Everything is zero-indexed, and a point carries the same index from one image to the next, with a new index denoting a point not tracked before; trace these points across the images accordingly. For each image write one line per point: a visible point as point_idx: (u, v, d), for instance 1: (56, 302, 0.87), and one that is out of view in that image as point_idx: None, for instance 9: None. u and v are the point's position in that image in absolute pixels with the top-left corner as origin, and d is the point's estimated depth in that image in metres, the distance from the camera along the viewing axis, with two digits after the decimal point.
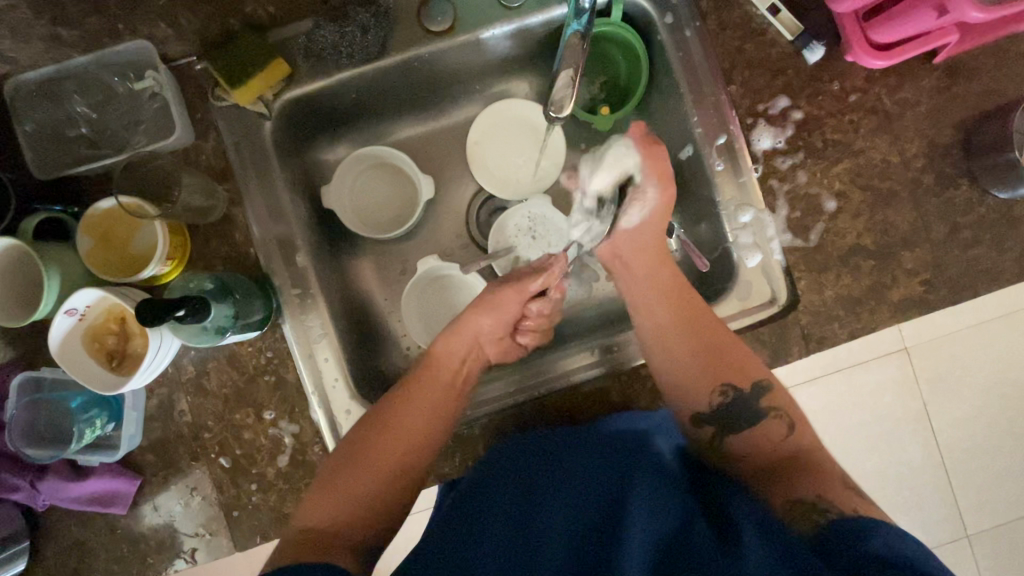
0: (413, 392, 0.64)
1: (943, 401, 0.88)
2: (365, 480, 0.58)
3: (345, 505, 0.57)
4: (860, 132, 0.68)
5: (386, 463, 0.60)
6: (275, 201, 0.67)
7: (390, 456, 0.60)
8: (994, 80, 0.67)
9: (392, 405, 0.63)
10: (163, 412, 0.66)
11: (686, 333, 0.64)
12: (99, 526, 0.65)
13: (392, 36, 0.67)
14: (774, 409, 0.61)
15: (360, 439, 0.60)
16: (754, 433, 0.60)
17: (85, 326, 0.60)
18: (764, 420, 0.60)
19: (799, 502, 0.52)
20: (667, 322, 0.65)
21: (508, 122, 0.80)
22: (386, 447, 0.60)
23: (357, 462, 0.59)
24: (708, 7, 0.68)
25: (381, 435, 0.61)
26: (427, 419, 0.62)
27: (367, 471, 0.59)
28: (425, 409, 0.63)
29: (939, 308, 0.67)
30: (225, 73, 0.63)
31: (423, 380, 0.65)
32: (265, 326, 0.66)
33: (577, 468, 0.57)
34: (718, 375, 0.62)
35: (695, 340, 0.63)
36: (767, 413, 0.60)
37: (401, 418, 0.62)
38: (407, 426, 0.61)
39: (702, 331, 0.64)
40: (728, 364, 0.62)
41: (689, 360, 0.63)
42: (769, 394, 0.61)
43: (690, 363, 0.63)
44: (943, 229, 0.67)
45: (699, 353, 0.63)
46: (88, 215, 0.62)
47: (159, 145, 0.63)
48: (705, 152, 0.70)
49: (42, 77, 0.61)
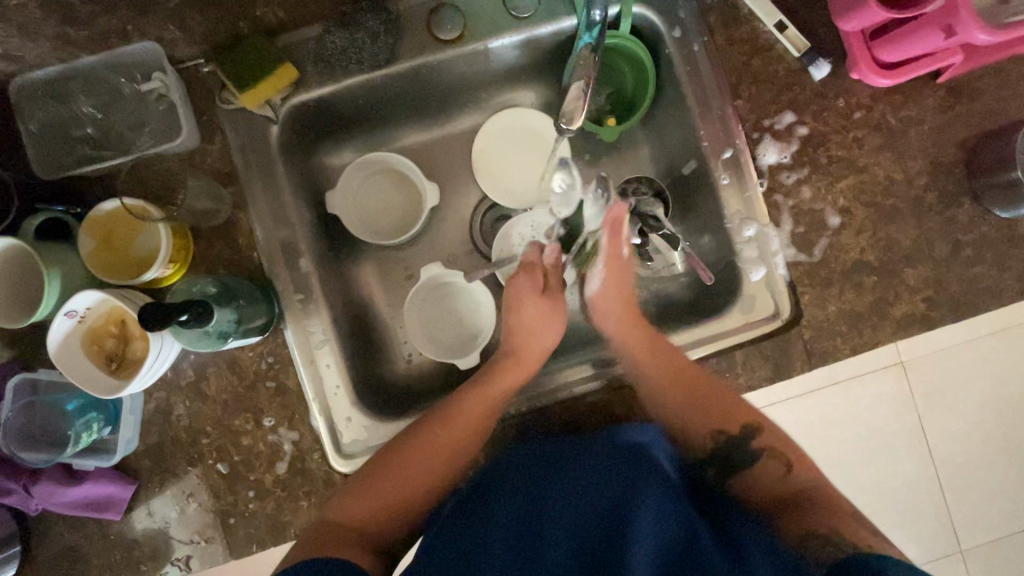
0: (449, 409, 0.64)
1: (939, 416, 0.88)
2: (390, 490, 0.59)
3: (368, 511, 0.57)
4: (865, 149, 0.68)
5: (398, 475, 0.60)
6: (280, 205, 0.67)
7: (418, 468, 0.60)
8: (996, 100, 0.68)
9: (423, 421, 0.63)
10: (160, 417, 0.65)
11: (682, 387, 0.64)
12: (92, 532, 0.64)
13: (401, 43, 0.67)
14: (766, 451, 0.62)
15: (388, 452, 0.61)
16: (755, 472, 0.61)
17: (85, 329, 0.59)
18: (757, 462, 0.62)
19: (811, 534, 0.52)
20: (659, 365, 0.66)
21: (515, 131, 0.80)
22: (412, 460, 0.60)
23: (383, 474, 0.59)
24: (716, 21, 0.69)
25: (408, 449, 0.61)
26: (458, 436, 0.62)
27: (393, 482, 0.59)
28: (453, 426, 0.62)
29: (940, 325, 0.67)
30: (233, 77, 0.62)
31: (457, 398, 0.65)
32: (267, 331, 0.65)
33: (581, 477, 0.56)
34: (714, 423, 0.63)
35: (693, 396, 0.64)
36: (761, 455, 0.62)
37: (436, 433, 0.62)
38: (438, 444, 0.61)
39: (694, 383, 0.64)
40: (720, 413, 0.63)
41: (684, 407, 0.64)
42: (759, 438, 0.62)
43: (684, 408, 0.64)
44: (945, 246, 0.68)
45: (697, 406, 0.64)
46: (91, 216, 0.61)
47: (165, 147, 0.63)
48: (710, 166, 0.70)
49: (49, 76, 0.61)
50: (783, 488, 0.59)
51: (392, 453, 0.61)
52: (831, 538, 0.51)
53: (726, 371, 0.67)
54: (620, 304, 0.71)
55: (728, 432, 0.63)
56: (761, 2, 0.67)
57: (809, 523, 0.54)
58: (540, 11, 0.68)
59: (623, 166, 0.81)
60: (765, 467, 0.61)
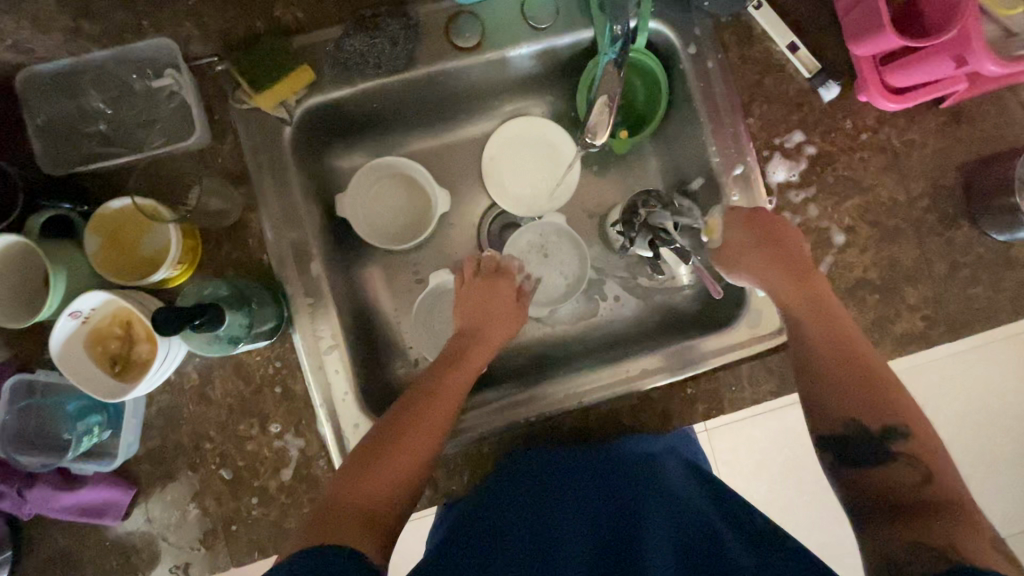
0: (439, 379, 0.62)
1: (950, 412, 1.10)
2: (402, 462, 0.54)
3: (378, 477, 0.53)
4: (870, 170, 0.70)
5: (414, 445, 0.56)
6: (291, 206, 0.66)
7: (421, 433, 0.57)
8: (994, 126, 0.70)
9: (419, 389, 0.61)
10: (163, 421, 0.63)
11: (821, 350, 0.57)
12: (87, 538, 0.62)
13: (419, 49, 0.67)
14: (903, 456, 0.51)
15: (389, 426, 0.57)
16: (882, 477, 0.51)
17: (88, 329, 0.58)
18: (883, 465, 0.51)
19: (926, 548, 0.44)
20: (810, 323, 0.60)
21: (528, 139, 0.80)
22: (416, 428, 0.57)
23: (389, 441, 0.55)
24: (731, 40, 0.70)
25: (411, 416, 0.58)
26: (454, 398, 0.61)
27: (402, 453, 0.55)
28: (452, 394, 0.61)
29: (938, 343, 0.69)
30: (249, 77, 0.61)
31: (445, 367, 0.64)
32: (276, 334, 0.64)
33: (597, 486, 0.62)
34: (851, 409, 0.54)
35: (836, 368, 0.56)
36: (894, 459, 0.51)
37: (432, 398, 0.60)
38: (435, 411, 0.59)
39: (838, 343, 0.57)
40: (861, 393, 0.54)
41: (824, 372, 0.56)
42: (906, 440, 0.52)
43: (825, 365, 0.57)
44: (944, 266, 0.70)
45: (858, 387, 0.54)
46: (99, 213, 0.60)
47: (177, 146, 0.62)
48: (721, 181, 0.71)
49: (58, 69, 0.59)
50: (912, 496, 0.49)
51: (399, 420, 0.57)
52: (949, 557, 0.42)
53: (732, 384, 0.68)
54: (767, 263, 0.64)
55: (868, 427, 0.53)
56: (774, 23, 0.69)
57: (927, 534, 0.45)
58: (559, 22, 0.68)
59: (632, 178, 0.82)
60: (890, 470, 0.51)
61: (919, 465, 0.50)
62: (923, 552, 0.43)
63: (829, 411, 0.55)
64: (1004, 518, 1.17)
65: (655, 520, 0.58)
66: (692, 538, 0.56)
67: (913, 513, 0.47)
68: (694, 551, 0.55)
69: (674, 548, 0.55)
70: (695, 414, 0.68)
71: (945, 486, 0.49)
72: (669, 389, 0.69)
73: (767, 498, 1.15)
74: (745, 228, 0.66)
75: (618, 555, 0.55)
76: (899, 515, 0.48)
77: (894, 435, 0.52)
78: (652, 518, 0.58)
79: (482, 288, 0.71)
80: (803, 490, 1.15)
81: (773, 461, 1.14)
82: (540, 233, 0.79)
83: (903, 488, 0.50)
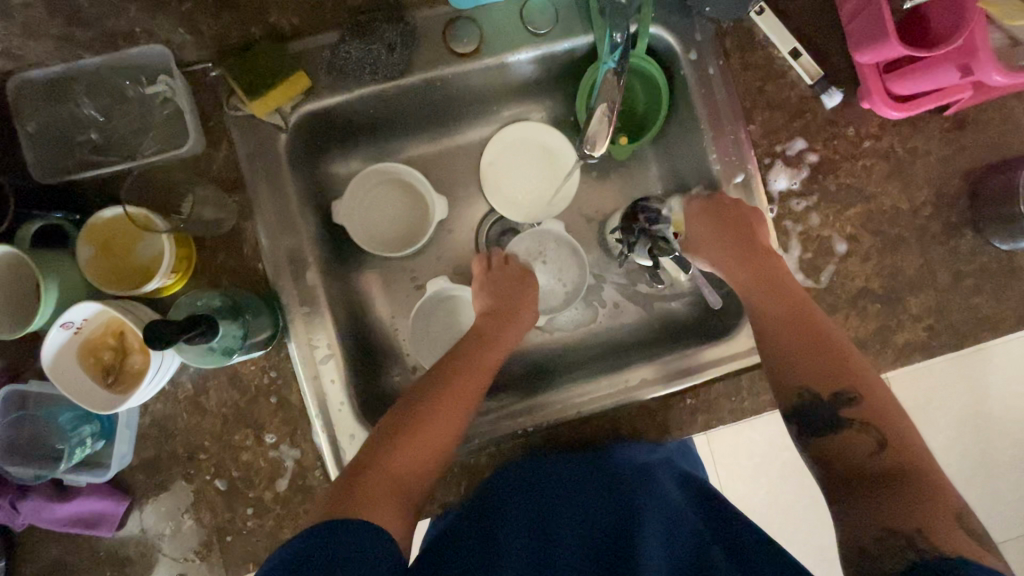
0: (460, 360, 0.63)
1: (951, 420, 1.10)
2: (421, 445, 0.56)
3: (404, 460, 0.55)
4: (872, 178, 0.69)
5: (436, 427, 0.57)
6: (287, 214, 0.65)
7: (439, 419, 0.57)
8: (998, 134, 0.69)
9: (442, 375, 0.62)
10: (157, 431, 0.63)
11: (783, 327, 0.59)
12: (81, 548, 0.62)
13: (416, 54, 0.66)
14: (857, 422, 0.52)
15: (404, 411, 0.58)
16: (836, 443, 0.52)
17: (81, 340, 0.57)
18: (839, 434, 0.52)
19: (893, 535, 0.44)
20: (756, 288, 0.63)
21: (526, 144, 0.79)
22: (433, 414, 0.57)
23: (407, 425, 0.56)
24: (732, 46, 0.69)
25: (427, 402, 0.58)
26: (478, 383, 0.62)
27: (422, 438, 0.56)
28: (469, 383, 0.61)
29: (940, 353, 0.69)
30: (243, 83, 0.61)
31: (462, 356, 0.64)
32: (271, 344, 0.64)
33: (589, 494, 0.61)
34: (806, 377, 0.56)
35: (802, 343, 0.58)
36: (848, 424, 0.52)
37: (450, 385, 0.60)
38: (453, 396, 0.59)
39: (802, 322, 0.59)
40: (822, 360, 0.56)
41: (792, 348, 0.58)
42: (856, 407, 0.53)
43: (781, 330, 0.59)
44: (947, 276, 0.69)
45: (809, 353, 0.57)
46: (92, 222, 0.59)
47: (171, 153, 0.61)
48: (722, 189, 0.70)
49: (51, 75, 0.58)
50: (865, 465, 0.50)
51: (417, 404, 0.58)
52: (916, 545, 0.42)
53: (732, 395, 0.67)
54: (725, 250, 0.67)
55: (813, 390, 0.55)
56: (777, 29, 0.67)
57: (890, 517, 0.45)
58: (558, 27, 0.67)
59: (632, 184, 0.81)
60: (847, 438, 0.52)
61: (872, 431, 0.51)
62: (890, 539, 0.44)
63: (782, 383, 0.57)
64: (1005, 526, 1.16)
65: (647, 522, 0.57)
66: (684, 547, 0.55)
67: (876, 487, 0.48)
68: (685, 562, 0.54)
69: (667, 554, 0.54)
70: (693, 424, 0.67)
71: (898, 454, 0.49)
72: (667, 400, 0.68)
73: (767, 503, 1.15)
74: (703, 216, 0.69)
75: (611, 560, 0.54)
76: (866, 489, 0.48)
77: (846, 402, 0.53)
78: (643, 520, 0.57)
79: (508, 278, 0.72)
80: (804, 496, 1.14)
81: (770, 466, 1.14)
82: (535, 237, 0.78)
83: (855, 455, 0.51)
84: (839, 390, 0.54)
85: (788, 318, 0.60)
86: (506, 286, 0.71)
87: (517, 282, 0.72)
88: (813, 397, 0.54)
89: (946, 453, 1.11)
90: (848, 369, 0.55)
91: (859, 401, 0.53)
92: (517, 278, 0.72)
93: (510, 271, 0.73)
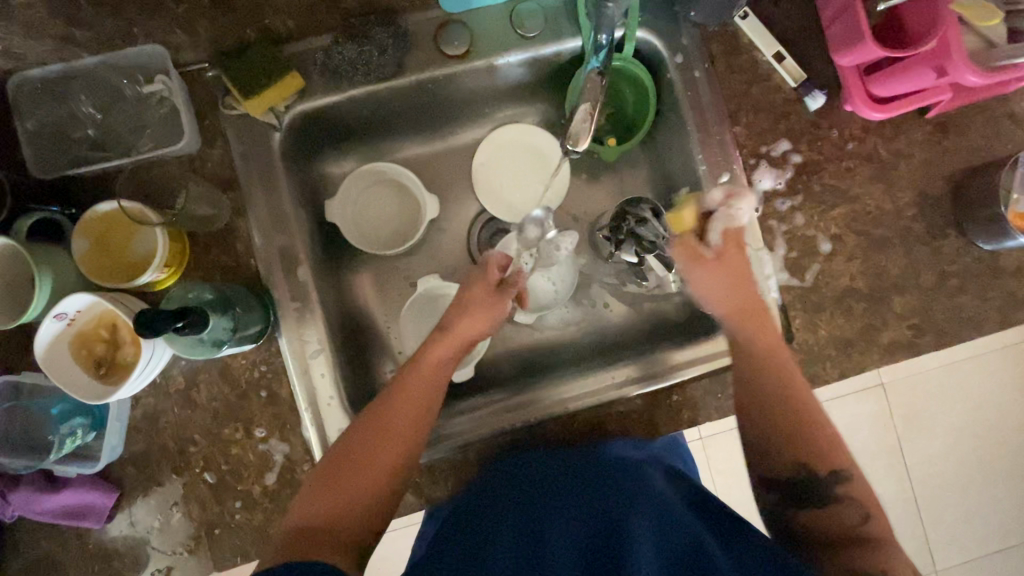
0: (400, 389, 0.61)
1: (955, 434, 1.09)
2: (362, 487, 0.56)
3: (344, 503, 0.55)
4: (856, 179, 0.70)
5: (377, 467, 0.57)
6: (280, 214, 0.67)
7: (366, 465, 0.56)
8: (980, 137, 0.70)
9: (371, 423, 0.59)
10: (148, 424, 0.63)
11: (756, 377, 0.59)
12: (70, 541, 0.62)
13: (408, 56, 0.67)
14: (844, 496, 0.54)
15: (335, 461, 0.57)
16: (814, 511, 0.54)
17: (73, 332, 0.58)
18: (832, 507, 0.54)
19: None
20: (747, 337, 0.62)
21: (516, 146, 0.80)
22: (359, 463, 0.56)
23: (337, 472, 0.56)
24: (717, 50, 0.71)
25: (351, 450, 0.57)
26: (419, 412, 0.60)
27: (349, 483, 0.55)
28: (398, 420, 0.59)
29: (924, 352, 0.69)
30: (238, 83, 0.62)
31: (391, 391, 0.61)
32: (261, 338, 0.65)
33: (574, 494, 0.58)
34: (802, 450, 0.55)
35: (783, 402, 0.57)
36: (841, 502, 0.54)
37: (374, 427, 0.58)
38: (381, 439, 0.58)
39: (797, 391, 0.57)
40: (810, 431, 0.56)
41: (779, 423, 0.56)
42: (850, 482, 0.54)
43: (772, 390, 0.58)
44: (930, 276, 0.70)
45: (788, 405, 0.57)
46: (86, 216, 0.60)
47: (166, 150, 0.63)
48: (708, 189, 0.72)
49: (49, 74, 0.61)
50: (846, 534, 0.52)
51: (359, 447, 0.57)
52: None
53: (718, 392, 0.68)
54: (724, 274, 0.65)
55: (816, 471, 0.54)
56: (760, 33, 0.69)
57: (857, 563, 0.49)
58: (547, 31, 0.69)
59: (622, 186, 0.82)
60: (831, 510, 0.54)
61: (858, 502, 0.53)
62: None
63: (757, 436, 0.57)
64: (1003, 534, 1.16)
65: (638, 520, 0.52)
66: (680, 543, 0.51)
67: (844, 544, 0.51)
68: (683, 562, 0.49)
69: (662, 556, 0.50)
70: (680, 420, 0.68)
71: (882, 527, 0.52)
72: (654, 397, 0.69)
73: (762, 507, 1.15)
74: (733, 247, 0.66)
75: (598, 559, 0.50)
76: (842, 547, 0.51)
77: (845, 483, 0.54)
78: (633, 513, 0.53)
79: (453, 306, 0.68)
80: None
81: None
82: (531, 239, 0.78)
83: (841, 528, 0.53)
84: (823, 469, 0.54)
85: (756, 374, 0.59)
86: (450, 312, 0.68)
87: (471, 307, 0.68)
88: (812, 477, 0.54)
89: (942, 459, 1.10)
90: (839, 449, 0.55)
91: (851, 479, 0.54)
92: (476, 307, 0.68)
93: (465, 298, 0.68)
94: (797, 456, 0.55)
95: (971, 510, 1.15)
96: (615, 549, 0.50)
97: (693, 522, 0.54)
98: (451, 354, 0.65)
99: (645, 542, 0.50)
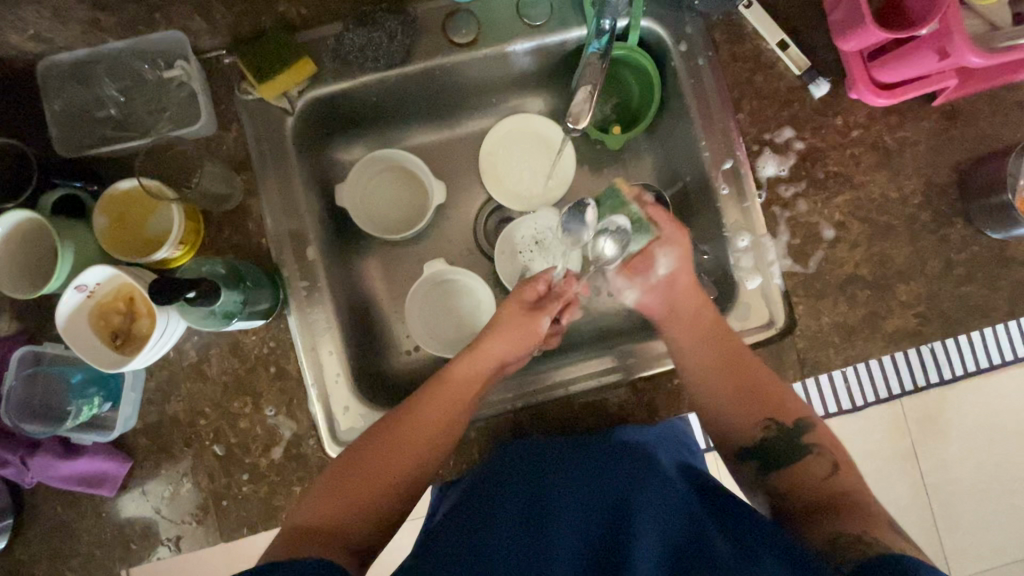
0: (420, 395, 0.63)
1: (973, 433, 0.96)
2: (372, 482, 0.57)
3: (350, 505, 0.56)
4: (861, 166, 0.70)
5: (392, 472, 0.58)
6: (291, 196, 0.69)
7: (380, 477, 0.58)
8: (988, 125, 0.70)
9: (388, 418, 0.61)
10: (161, 396, 0.66)
11: (714, 369, 0.64)
12: (84, 508, 0.65)
13: (417, 43, 0.69)
14: (815, 446, 0.60)
15: (355, 465, 0.58)
16: (790, 472, 0.60)
17: (93, 303, 0.62)
18: (802, 459, 0.60)
19: (843, 538, 0.50)
20: (693, 353, 0.66)
21: (524, 134, 0.81)
22: (372, 471, 0.58)
23: (346, 482, 0.57)
24: (721, 37, 0.71)
25: (366, 459, 0.58)
26: (440, 411, 0.62)
27: (356, 493, 0.56)
28: (419, 433, 0.60)
29: (932, 340, 0.68)
30: (254, 67, 0.65)
31: (417, 406, 0.62)
32: (270, 315, 0.66)
33: (577, 476, 0.56)
34: (748, 419, 0.62)
35: (730, 380, 0.63)
36: (808, 450, 0.60)
37: (394, 441, 0.59)
38: (404, 455, 0.59)
39: (728, 372, 0.64)
40: (756, 406, 0.62)
41: (731, 410, 0.63)
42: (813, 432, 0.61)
43: (737, 412, 0.63)
44: (938, 263, 0.69)
45: (736, 389, 0.63)
46: (107, 194, 0.64)
47: (183, 132, 0.66)
48: (711, 176, 0.72)
49: (75, 59, 0.65)
50: (826, 487, 0.57)
51: (365, 447, 0.59)
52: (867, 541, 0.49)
53: None
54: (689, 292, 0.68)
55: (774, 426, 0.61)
56: (764, 22, 0.70)
57: (840, 525, 0.52)
58: (553, 19, 0.70)
59: (627, 174, 0.83)
60: (807, 467, 0.59)
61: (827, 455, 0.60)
62: (841, 540, 0.50)
63: (743, 420, 0.62)
64: None
65: (641, 505, 0.51)
66: (679, 534, 0.50)
67: (824, 510, 0.55)
68: (681, 555, 0.48)
69: (661, 552, 0.48)
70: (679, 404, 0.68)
71: (847, 478, 0.58)
72: (658, 380, 0.69)
73: None
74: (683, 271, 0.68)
75: (600, 560, 0.49)
76: (824, 511, 0.55)
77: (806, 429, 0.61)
78: (636, 500, 0.52)
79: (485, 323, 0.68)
80: None
81: None
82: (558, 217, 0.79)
83: (811, 479, 0.58)
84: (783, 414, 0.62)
85: (717, 365, 0.64)
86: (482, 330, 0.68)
87: (501, 327, 0.67)
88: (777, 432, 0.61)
89: (960, 463, 0.97)
90: (773, 394, 0.63)
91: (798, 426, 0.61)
92: (506, 328, 0.67)
93: (496, 318, 0.68)
94: (763, 415, 0.62)
95: (1006, 532, 0.99)
96: (615, 538, 0.49)
97: (694, 503, 0.54)
98: (478, 372, 0.65)
99: (645, 539, 0.48)
